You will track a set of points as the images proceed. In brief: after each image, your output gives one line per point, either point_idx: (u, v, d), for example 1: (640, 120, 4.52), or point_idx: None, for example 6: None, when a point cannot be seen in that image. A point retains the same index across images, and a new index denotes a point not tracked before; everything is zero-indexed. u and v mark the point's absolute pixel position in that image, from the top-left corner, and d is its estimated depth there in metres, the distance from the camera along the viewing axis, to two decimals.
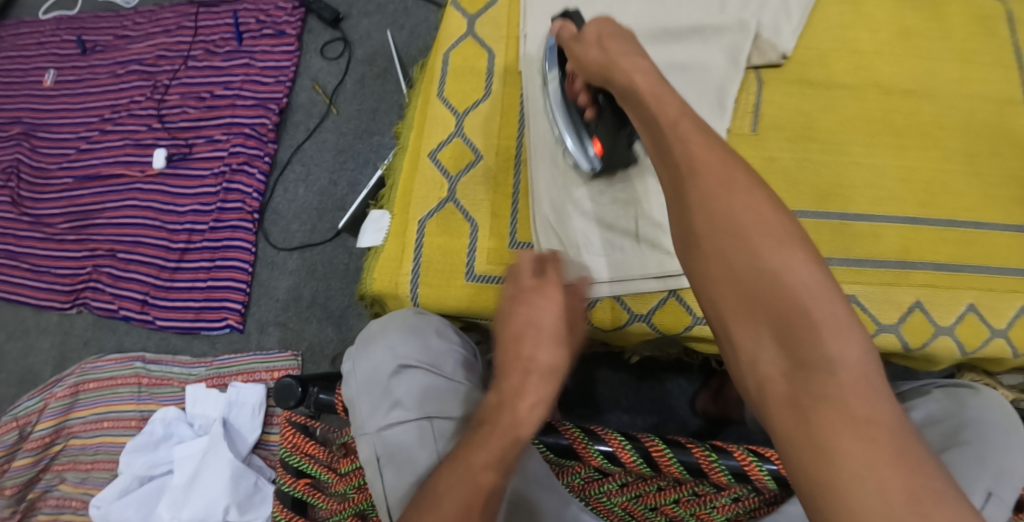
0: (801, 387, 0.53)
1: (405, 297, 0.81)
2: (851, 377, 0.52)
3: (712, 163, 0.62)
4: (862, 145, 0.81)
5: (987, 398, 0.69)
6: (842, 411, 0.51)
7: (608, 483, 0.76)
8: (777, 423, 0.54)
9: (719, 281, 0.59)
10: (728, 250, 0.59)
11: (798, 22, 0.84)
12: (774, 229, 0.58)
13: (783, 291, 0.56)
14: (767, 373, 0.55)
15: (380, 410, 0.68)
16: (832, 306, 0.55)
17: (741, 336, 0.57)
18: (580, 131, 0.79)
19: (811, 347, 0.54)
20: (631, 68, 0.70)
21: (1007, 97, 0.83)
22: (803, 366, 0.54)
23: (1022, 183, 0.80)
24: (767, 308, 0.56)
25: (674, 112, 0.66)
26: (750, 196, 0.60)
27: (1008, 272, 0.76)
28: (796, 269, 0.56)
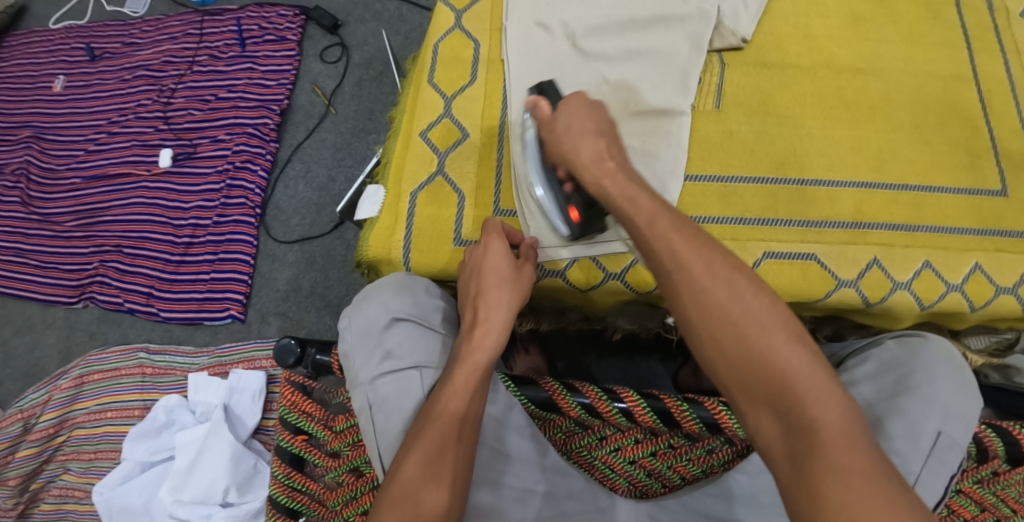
0: (796, 448, 0.58)
1: (398, 262, 0.88)
2: (836, 437, 0.57)
3: (695, 256, 0.65)
4: (815, 118, 0.91)
5: (936, 344, 0.74)
6: (827, 465, 0.56)
7: (587, 437, 0.81)
8: (781, 481, 0.58)
9: (715, 360, 0.63)
10: (717, 331, 0.63)
11: (756, 11, 0.93)
12: (758, 315, 0.62)
13: (770, 368, 0.60)
14: (766, 438, 0.60)
15: (374, 360, 0.77)
16: (813, 376, 0.59)
17: (742, 407, 0.61)
18: (558, 199, 0.83)
19: (801, 414, 0.58)
20: (599, 173, 0.75)
21: (954, 74, 0.93)
22: (797, 432, 0.58)
23: (966, 149, 0.90)
24: (758, 383, 0.60)
25: (648, 208, 0.70)
26: (732, 283, 0.63)
27: (957, 231, 0.86)
28: (782, 349, 0.60)
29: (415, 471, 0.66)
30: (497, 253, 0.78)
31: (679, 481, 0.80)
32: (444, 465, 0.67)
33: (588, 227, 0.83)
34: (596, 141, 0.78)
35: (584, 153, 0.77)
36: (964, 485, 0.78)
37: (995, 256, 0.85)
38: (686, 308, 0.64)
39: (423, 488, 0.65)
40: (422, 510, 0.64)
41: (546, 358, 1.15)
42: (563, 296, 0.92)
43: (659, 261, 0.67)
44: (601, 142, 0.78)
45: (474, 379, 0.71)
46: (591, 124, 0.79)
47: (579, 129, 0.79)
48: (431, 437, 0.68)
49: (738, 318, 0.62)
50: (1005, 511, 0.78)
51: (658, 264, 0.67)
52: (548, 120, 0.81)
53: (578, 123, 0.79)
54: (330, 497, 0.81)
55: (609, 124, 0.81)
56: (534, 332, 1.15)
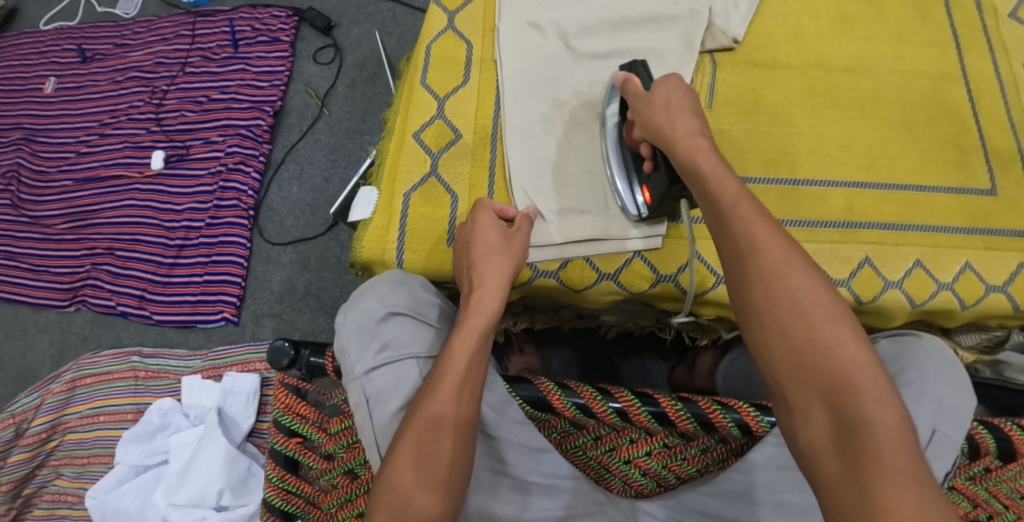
0: (847, 445, 0.58)
1: (392, 263, 0.88)
2: (890, 438, 0.57)
3: (773, 243, 0.65)
4: (805, 117, 0.91)
5: (929, 342, 0.74)
6: (881, 464, 0.56)
7: (582, 437, 0.80)
8: (823, 474, 0.58)
9: (775, 349, 0.63)
10: (786, 321, 0.63)
11: (747, 11, 0.94)
12: (828, 308, 0.62)
13: (833, 362, 0.60)
14: (814, 432, 0.60)
15: (370, 353, 0.75)
16: (874, 375, 0.60)
17: (795, 398, 0.61)
18: (633, 179, 0.85)
19: (858, 411, 0.58)
20: (693, 147, 0.74)
21: (942, 73, 0.94)
22: (849, 430, 0.58)
23: (956, 147, 0.91)
24: (819, 376, 0.60)
25: (733, 193, 0.69)
26: (806, 275, 0.64)
27: (947, 228, 0.87)
28: (847, 344, 0.61)
29: (410, 456, 0.66)
30: (482, 225, 0.81)
31: (675, 480, 0.80)
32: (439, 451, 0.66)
33: (658, 211, 0.83)
34: (693, 120, 0.77)
35: (679, 128, 0.76)
36: (957, 481, 0.78)
37: (985, 253, 0.86)
38: (755, 295, 0.64)
39: (425, 476, 0.65)
40: (420, 498, 0.64)
41: (540, 358, 1.15)
42: (556, 296, 0.92)
43: (732, 246, 0.67)
44: (696, 122, 0.77)
45: (472, 345, 0.71)
46: (685, 104, 0.79)
47: (676, 107, 0.79)
48: (421, 418, 0.68)
49: (809, 310, 0.62)
50: (998, 507, 0.78)
51: (731, 247, 0.67)
52: (643, 94, 0.82)
53: (676, 100, 0.79)
54: (325, 500, 0.80)
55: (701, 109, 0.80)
56: (528, 331, 1.16)
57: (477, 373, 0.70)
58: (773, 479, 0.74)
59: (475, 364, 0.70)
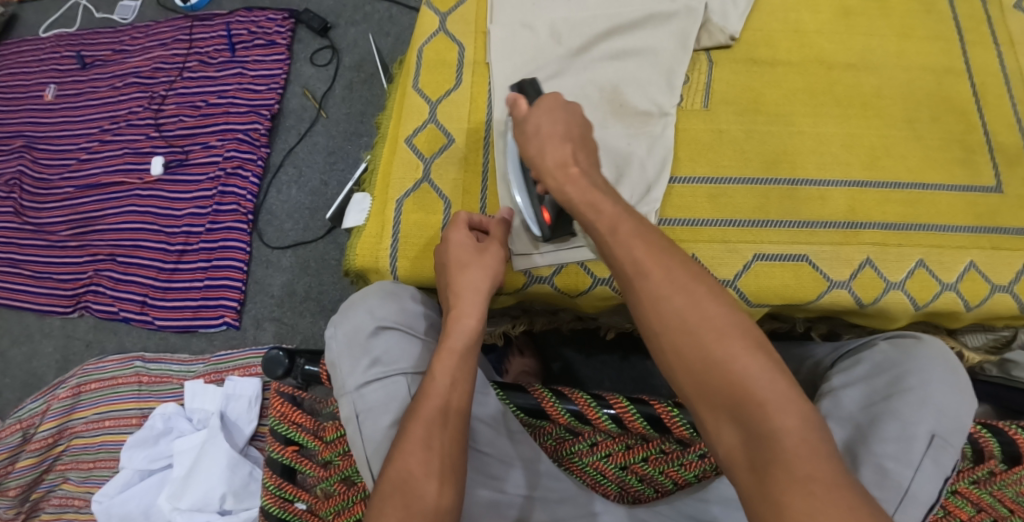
0: (758, 458, 0.57)
1: (385, 270, 0.87)
2: (796, 445, 0.56)
3: (654, 262, 0.65)
4: (805, 115, 0.89)
5: (929, 345, 0.73)
6: (790, 473, 0.55)
7: (578, 443, 0.79)
8: (741, 488, 0.58)
9: (675, 370, 0.62)
10: (678, 341, 0.62)
11: (745, 7, 0.93)
12: (716, 323, 0.62)
13: (729, 376, 0.60)
14: (728, 447, 0.59)
15: (360, 368, 0.75)
16: (773, 384, 0.59)
17: (705, 416, 0.61)
18: (533, 198, 0.83)
19: (761, 423, 0.57)
20: (562, 179, 0.75)
21: (947, 68, 0.91)
22: (757, 442, 0.58)
23: (962, 145, 0.88)
24: (719, 391, 0.60)
25: (611, 215, 0.70)
26: (691, 291, 0.63)
27: (952, 227, 0.85)
28: (740, 356, 0.60)
29: (415, 460, 0.66)
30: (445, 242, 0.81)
31: (672, 485, 0.78)
32: (442, 452, 0.67)
33: (558, 230, 0.82)
34: (561, 147, 0.77)
35: (550, 157, 0.77)
36: (960, 485, 0.77)
37: (991, 253, 0.84)
38: (645, 319, 0.64)
39: (427, 478, 0.65)
40: (420, 499, 0.64)
41: (540, 359, 1.16)
42: (552, 301, 0.91)
43: (620, 269, 0.67)
44: (567, 148, 0.77)
45: (452, 365, 0.71)
46: (556, 130, 0.79)
47: (546, 133, 0.79)
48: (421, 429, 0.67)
49: (698, 328, 0.62)
50: (1003, 511, 0.76)
51: (619, 271, 0.67)
52: (523, 120, 0.82)
53: (546, 126, 0.80)
54: (321, 507, 0.79)
55: (579, 127, 0.80)
56: (528, 333, 1.16)
57: (466, 374, 0.71)
58: None
59: (465, 375, 0.71)
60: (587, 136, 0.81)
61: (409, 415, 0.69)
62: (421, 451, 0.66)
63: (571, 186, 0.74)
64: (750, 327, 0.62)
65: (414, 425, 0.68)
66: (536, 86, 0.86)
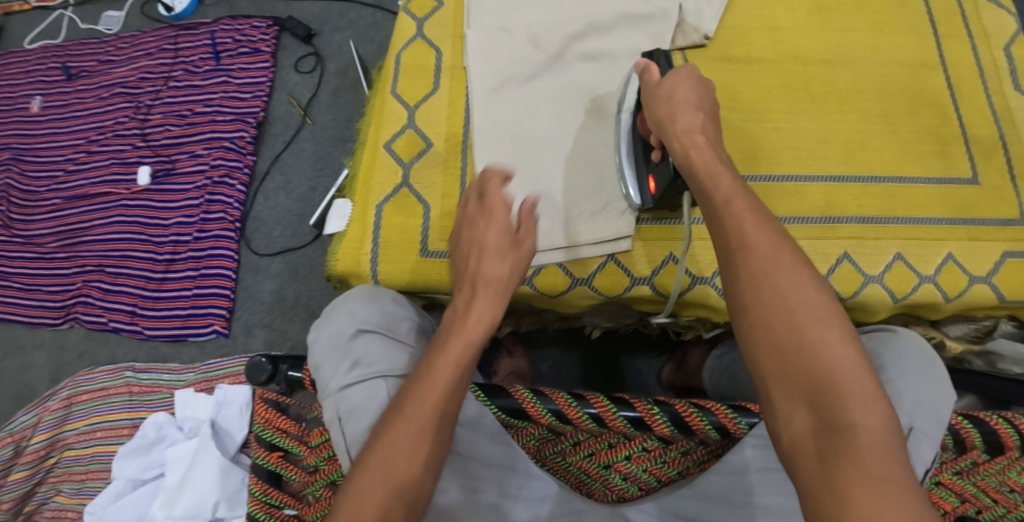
0: (827, 447, 0.58)
1: (366, 275, 0.87)
2: (873, 442, 0.57)
3: (762, 240, 0.66)
4: (781, 111, 0.90)
5: (906, 337, 0.73)
6: (862, 468, 0.56)
7: (561, 443, 0.80)
8: (801, 475, 0.58)
9: (760, 348, 0.63)
10: (772, 321, 0.63)
11: (719, 6, 0.93)
12: (816, 308, 0.62)
13: (818, 362, 0.60)
14: (796, 432, 0.60)
15: (342, 370, 0.74)
16: (860, 378, 0.59)
17: (779, 398, 0.61)
18: (640, 171, 0.85)
19: (840, 414, 0.58)
20: (688, 144, 0.75)
21: (921, 61, 0.92)
22: (832, 432, 0.58)
23: (938, 137, 0.89)
24: (803, 375, 0.60)
25: (727, 188, 0.70)
26: (796, 274, 0.64)
27: (929, 219, 0.85)
28: (834, 344, 0.61)
29: (405, 459, 0.63)
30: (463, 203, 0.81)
31: (656, 483, 0.79)
32: (435, 454, 0.65)
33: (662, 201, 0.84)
34: (697, 117, 0.77)
35: (679, 123, 0.77)
36: (943, 476, 0.78)
37: (968, 244, 0.84)
38: (742, 295, 0.64)
39: (420, 479, 0.63)
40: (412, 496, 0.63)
41: (529, 361, 1.16)
42: (533, 302, 0.91)
43: (723, 244, 0.67)
44: (698, 117, 0.77)
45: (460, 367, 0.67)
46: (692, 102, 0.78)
47: (679, 100, 0.78)
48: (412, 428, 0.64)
49: (796, 311, 0.62)
50: (986, 501, 0.78)
51: (722, 244, 0.68)
52: (654, 86, 0.82)
53: (681, 95, 0.79)
54: (308, 512, 0.78)
55: (711, 102, 0.80)
56: (516, 334, 1.17)
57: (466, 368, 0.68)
58: (750, 481, 0.74)
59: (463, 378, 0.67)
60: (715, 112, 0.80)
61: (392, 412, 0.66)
62: (412, 446, 0.64)
63: (698, 152, 0.74)
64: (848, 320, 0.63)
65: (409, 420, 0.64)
66: (667, 56, 0.86)
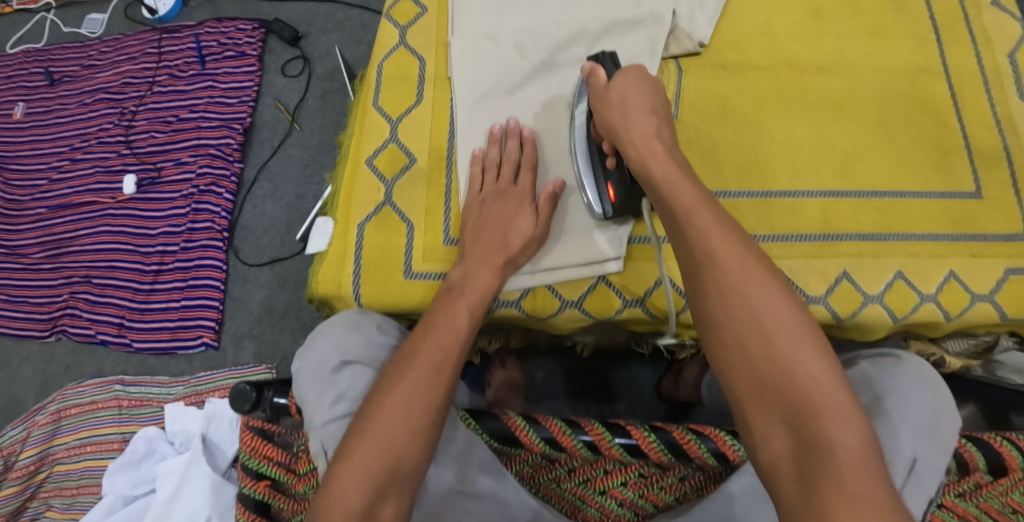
0: (807, 470, 0.56)
1: (349, 297, 0.84)
2: (852, 461, 0.56)
3: (728, 251, 0.64)
4: (777, 123, 0.87)
5: (910, 365, 0.71)
6: (843, 490, 0.55)
7: (556, 469, 0.77)
8: (782, 497, 0.57)
9: (733, 366, 0.61)
10: (743, 337, 0.61)
11: (713, 11, 0.90)
12: (787, 322, 0.61)
13: (792, 379, 0.59)
14: (774, 453, 0.59)
15: (326, 404, 0.72)
16: (835, 393, 0.58)
17: (754, 418, 0.60)
18: (597, 174, 0.82)
19: (818, 434, 0.57)
20: (644, 150, 0.73)
21: (921, 68, 0.89)
22: (811, 453, 0.57)
23: (938, 147, 0.86)
24: (777, 393, 0.59)
25: (688, 197, 0.67)
26: (764, 286, 0.62)
27: (929, 235, 0.83)
28: (807, 359, 0.59)
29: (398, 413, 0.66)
30: (469, 179, 0.86)
31: (653, 509, 0.77)
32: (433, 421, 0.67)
33: (623, 209, 0.81)
34: (657, 122, 0.75)
35: (634, 129, 0.75)
36: (947, 499, 0.75)
37: (969, 261, 0.82)
38: (712, 311, 0.63)
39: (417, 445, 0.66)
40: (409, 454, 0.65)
41: (523, 372, 1.14)
42: (521, 323, 0.89)
43: (690, 258, 0.65)
44: (652, 120, 0.75)
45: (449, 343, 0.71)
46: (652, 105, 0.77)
47: (631, 104, 0.77)
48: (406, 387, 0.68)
49: (766, 325, 0.61)
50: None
51: (689, 258, 0.66)
52: (603, 89, 0.81)
53: (630, 95, 0.78)
54: None
55: (664, 103, 0.78)
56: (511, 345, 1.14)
57: (454, 366, 0.70)
58: (752, 508, 0.74)
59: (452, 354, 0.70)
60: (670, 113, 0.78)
61: (360, 426, 0.66)
62: (415, 423, 0.66)
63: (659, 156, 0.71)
64: (820, 332, 0.61)
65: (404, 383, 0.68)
66: (615, 58, 0.85)
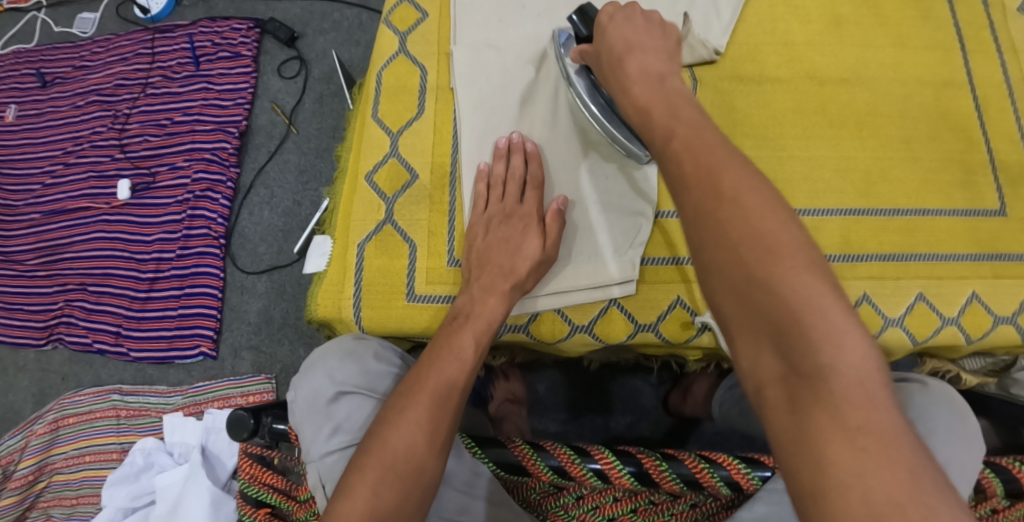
0: (797, 397, 0.52)
1: (349, 320, 0.82)
2: (848, 385, 0.51)
3: (705, 170, 0.59)
4: (795, 138, 0.84)
5: (936, 391, 0.68)
6: (837, 419, 0.50)
7: (563, 497, 0.74)
8: (774, 429, 0.53)
9: (717, 291, 0.57)
10: (723, 257, 0.56)
11: (728, 18, 0.87)
12: (767, 235, 0.55)
13: (776, 297, 0.54)
14: (763, 379, 0.54)
15: (322, 436, 0.70)
16: (825, 309, 0.53)
17: (741, 344, 0.55)
18: (618, 123, 0.82)
19: (807, 357, 0.52)
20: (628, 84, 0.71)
21: (945, 80, 0.86)
22: (802, 378, 0.52)
23: (962, 164, 0.83)
24: (761, 314, 0.54)
25: (666, 123, 0.65)
26: (744, 202, 0.57)
27: (952, 256, 0.80)
28: (793, 273, 0.54)
29: (404, 441, 0.64)
30: (474, 196, 0.83)
31: None
32: (437, 454, 0.65)
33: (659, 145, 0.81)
34: (643, 56, 0.73)
35: (626, 66, 0.73)
36: None
37: (993, 282, 0.79)
38: (692, 235, 0.58)
39: (412, 452, 0.64)
40: (414, 478, 0.63)
41: (525, 384, 1.11)
42: (529, 345, 0.87)
43: (671, 184, 0.62)
44: (640, 57, 0.73)
45: (451, 367, 0.69)
46: (644, 41, 0.75)
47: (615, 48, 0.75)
48: (410, 417, 0.65)
49: (744, 243, 0.56)
50: None
51: (671, 183, 0.62)
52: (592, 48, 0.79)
53: (617, 37, 0.75)
54: None
55: (650, 33, 0.75)
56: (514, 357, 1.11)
57: (459, 399, 0.67)
58: None
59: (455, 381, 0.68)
60: (659, 36, 0.75)
61: (361, 460, 0.64)
62: (423, 455, 0.64)
63: (639, 88, 0.70)
64: (807, 242, 0.55)
65: (412, 409, 0.66)
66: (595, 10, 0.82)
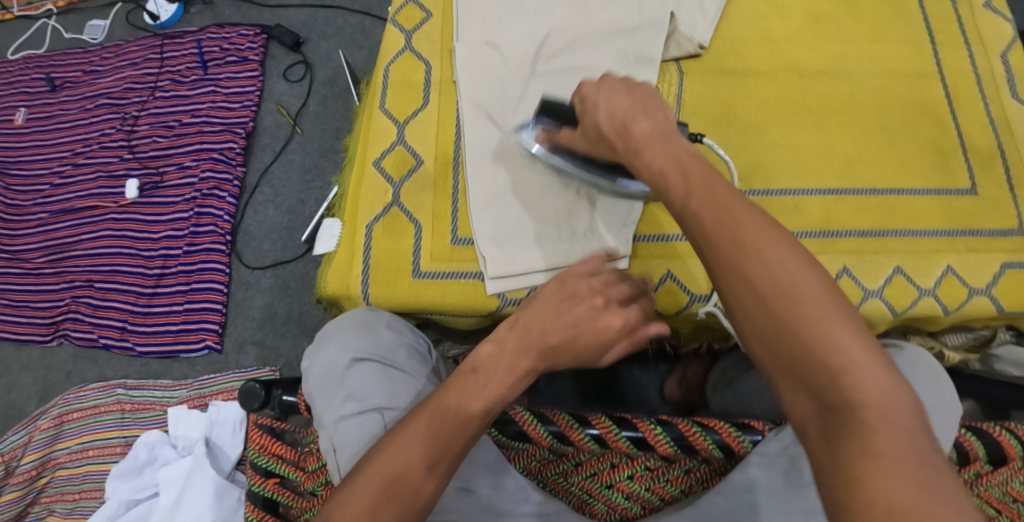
0: (833, 430, 0.52)
1: (358, 296, 0.86)
2: (878, 416, 0.51)
3: (718, 217, 0.59)
4: (780, 126, 0.89)
5: (911, 354, 0.74)
6: (871, 446, 0.50)
7: (563, 463, 0.78)
8: (815, 459, 0.53)
9: (744, 332, 0.57)
10: (745, 300, 0.57)
11: (714, 15, 0.92)
12: (786, 276, 0.56)
13: (801, 337, 0.54)
14: (801, 415, 0.54)
15: (335, 402, 0.74)
16: (848, 346, 0.53)
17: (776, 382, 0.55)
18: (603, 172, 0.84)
19: (837, 392, 0.52)
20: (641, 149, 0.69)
21: (919, 71, 0.91)
22: (836, 412, 0.52)
23: (938, 149, 0.88)
24: (789, 354, 0.54)
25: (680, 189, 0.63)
26: (761, 245, 0.57)
27: (928, 232, 0.85)
28: (814, 312, 0.54)
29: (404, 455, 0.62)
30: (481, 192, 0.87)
31: (658, 502, 0.76)
32: (439, 468, 0.62)
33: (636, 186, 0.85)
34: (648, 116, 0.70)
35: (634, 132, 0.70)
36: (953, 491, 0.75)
37: (967, 257, 0.84)
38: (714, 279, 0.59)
39: (412, 468, 0.61)
40: (411, 493, 0.61)
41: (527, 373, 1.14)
42: None
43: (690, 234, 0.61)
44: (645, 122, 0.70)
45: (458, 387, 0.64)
46: (644, 104, 0.72)
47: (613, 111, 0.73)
48: (413, 430, 0.63)
49: (764, 283, 0.56)
50: (992, 512, 0.75)
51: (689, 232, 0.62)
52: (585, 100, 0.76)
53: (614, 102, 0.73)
54: None
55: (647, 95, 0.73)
56: None
57: (468, 428, 0.63)
58: (750, 502, 0.73)
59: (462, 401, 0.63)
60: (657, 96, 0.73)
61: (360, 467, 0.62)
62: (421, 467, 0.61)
63: (651, 152, 0.67)
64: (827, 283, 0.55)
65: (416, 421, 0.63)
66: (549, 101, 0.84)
